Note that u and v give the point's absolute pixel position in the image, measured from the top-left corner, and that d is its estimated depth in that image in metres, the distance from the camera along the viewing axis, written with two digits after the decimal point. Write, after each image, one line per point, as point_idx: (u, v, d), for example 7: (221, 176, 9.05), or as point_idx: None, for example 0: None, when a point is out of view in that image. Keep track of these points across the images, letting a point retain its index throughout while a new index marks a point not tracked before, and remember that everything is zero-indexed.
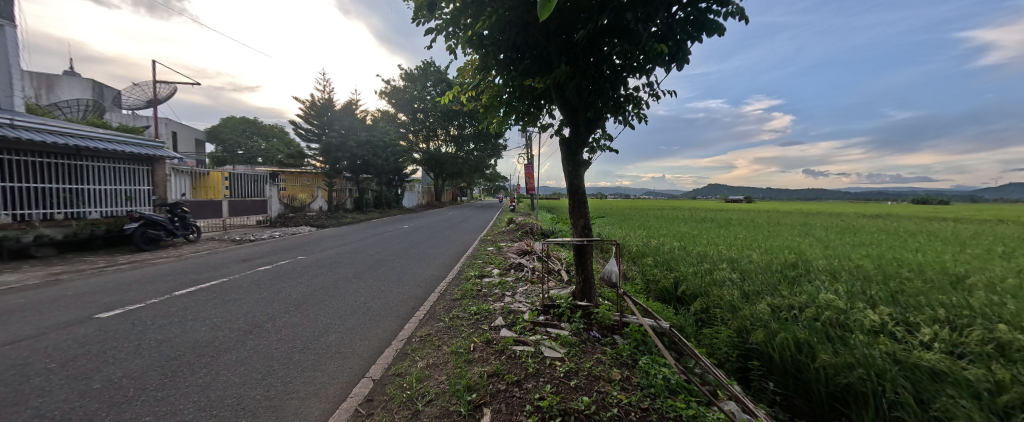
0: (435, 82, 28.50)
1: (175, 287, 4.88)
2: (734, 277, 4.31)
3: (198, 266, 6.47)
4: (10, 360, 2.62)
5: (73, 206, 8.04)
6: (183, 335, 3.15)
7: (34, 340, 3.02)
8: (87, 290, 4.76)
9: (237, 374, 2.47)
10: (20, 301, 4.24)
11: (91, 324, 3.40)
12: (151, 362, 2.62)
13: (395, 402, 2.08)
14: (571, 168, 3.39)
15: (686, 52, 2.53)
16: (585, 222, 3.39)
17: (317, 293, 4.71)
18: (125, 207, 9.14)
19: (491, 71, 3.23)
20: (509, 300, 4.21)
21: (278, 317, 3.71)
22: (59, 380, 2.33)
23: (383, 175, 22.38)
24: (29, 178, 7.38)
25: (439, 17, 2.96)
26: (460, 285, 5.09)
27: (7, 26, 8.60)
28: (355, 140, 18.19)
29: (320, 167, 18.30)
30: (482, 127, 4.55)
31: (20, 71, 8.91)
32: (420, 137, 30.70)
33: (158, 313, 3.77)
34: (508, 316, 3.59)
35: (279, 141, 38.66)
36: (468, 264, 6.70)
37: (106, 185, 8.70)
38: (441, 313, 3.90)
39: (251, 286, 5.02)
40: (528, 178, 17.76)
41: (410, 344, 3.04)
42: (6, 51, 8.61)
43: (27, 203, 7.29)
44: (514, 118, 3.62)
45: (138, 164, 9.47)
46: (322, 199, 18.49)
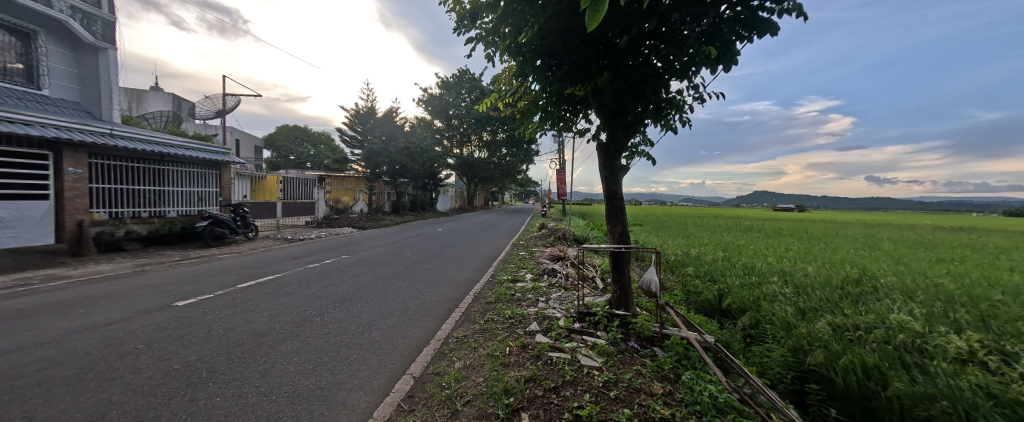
0: (470, 89, 29.26)
1: (237, 281, 5.36)
2: (788, 292, 3.98)
3: (255, 262, 7.04)
4: (108, 339, 3.01)
5: (156, 206, 9.09)
6: (245, 325, 3.46)
7: (125, 323, 3.45)
8: (165, 280, 5.36)
9: (293, 363, 2.66)
10: (114, 288, 4.86)
11: (169, 311, 3.81)
12: (220, 347, 2.90)
13: (435, 400, 2.14)
14: (609, 174, 3.35)
15: (735, 53, 2.43)
16: (622, 229, 3.31)
17: (360, 291, 4.97)
18: (196, 207, 10.20)
19: (528, 77, 3.29)
20: (543, 306, 4.19)
21: (325, 313, 3.95)
22: (146, 359, 2.65)
23: (419, 180, 23.19)
24: (124, 181, 8.44)
25: (479, 26, 3.05)
26: (494, 289, 5.13)
27: (110, 49, 9.77)
28: (394, 146, 19.08)
29: (362, 172, 19.36)
30: (517, 133, 4.61)
31: (119, 87, 10.11)
32: (454, 142, 31.49)
33: (224, 303, 4.16)
34: (543, 322, 3.58)
35: (325, 148, 41.31)
36: (500, 268, 6.74)
37: (181, 187, 9.76)
38: (476, 315, 3.95)
39: (302, 282, 5.39)
40: (560, 183, 17.65)
41: (448, 344, 3.12)
42: (109, 70, 9.77)
43: (120, 203, 8.32)
44: (550, 124, 3.67)
45: (208, 168, 10.53)
46: (362, 202, 19.57)
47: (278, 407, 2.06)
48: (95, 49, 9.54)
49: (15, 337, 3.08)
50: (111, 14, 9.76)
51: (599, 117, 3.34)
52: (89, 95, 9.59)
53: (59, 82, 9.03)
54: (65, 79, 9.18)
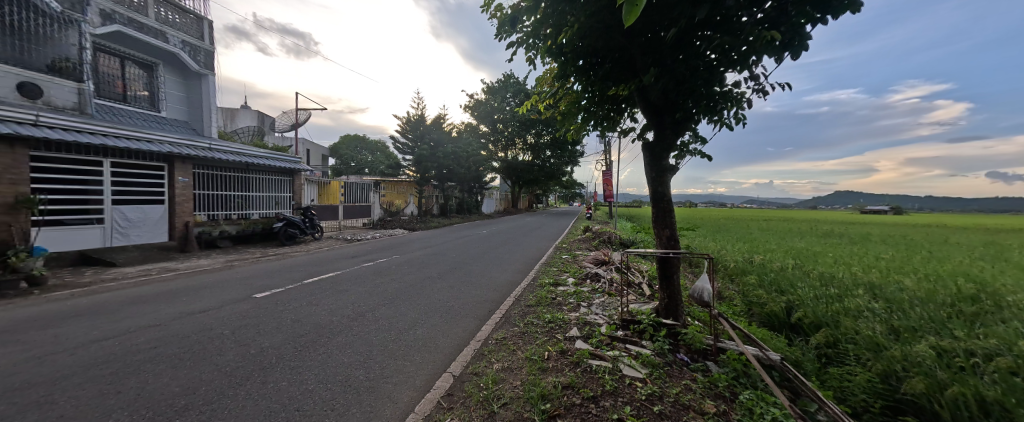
0: (514, 93, 29.62)
1: (304, 276, 5.95)
2: (877, 307, 3.44)
3: (319, 260, 7.76)
4: (202, 324, 3.52)
5: (242, 209, 10.42)
6: (308, 317, 3.82)
7: (216, 311, 4.00)
8: (247, 274, 6.13)
9: (346, 354, 2.89)
10: (208, 280, 5.66)
11: (249, 302, 4.34)
12: (286, 336, 3.23)
13: (473, 401, 2.18)
14: (655, 175, 3.18)
15: (804, 37, 2.17)
16: (670, 233, 3.11)
17: (409, 289, 5.24)
18: (273, 210, 11.51)
19: (569, 77, 3.25)
20: (585, 311, 4.08)
21: (376, 309, 4.23)
22: (229, 343, 3.04)
23: (466, 183, 23.92)
24: (220, 187, 9.80)
25: (521, 30, 3.07)
26: (535, 292, 5.11)
27: (211, 75, 11.35)
28: (442, 151, 19.91)
29: (413, 176, 20.47)
30: (559, 134, 4.57)
31: (217, 107, 11.60)
32: (499, 146, 31.99)
33: (292, 297, 4.63)
34: (584, 328, 3.48)
35: (381, 155, 44.37)
36: (542, 271, 6.68)
37: (262, 192, 11.08)
38: (516, 318, 3.96)
39: (358, 279, 5.83)
40: (606, 184, 17.13)
41: (487, 345, 3.16)
42: (209, 93, 11.29)
43: (216, 206, 9.67)
44: (592, 124, 3.59)
45: (282, 175, 11.84)
46: (413, 205, 20.67)
47: (331, 395, 2.24)
48: (200, 75, 11.16)
49: (136, 319, 3.72)
50: (210, 45, 11.40)
51: (645, 115, 3.19)
52: (193, 115, 11.20)
53: (171, 105, 10.66)
54: (177, 102, 10.86)
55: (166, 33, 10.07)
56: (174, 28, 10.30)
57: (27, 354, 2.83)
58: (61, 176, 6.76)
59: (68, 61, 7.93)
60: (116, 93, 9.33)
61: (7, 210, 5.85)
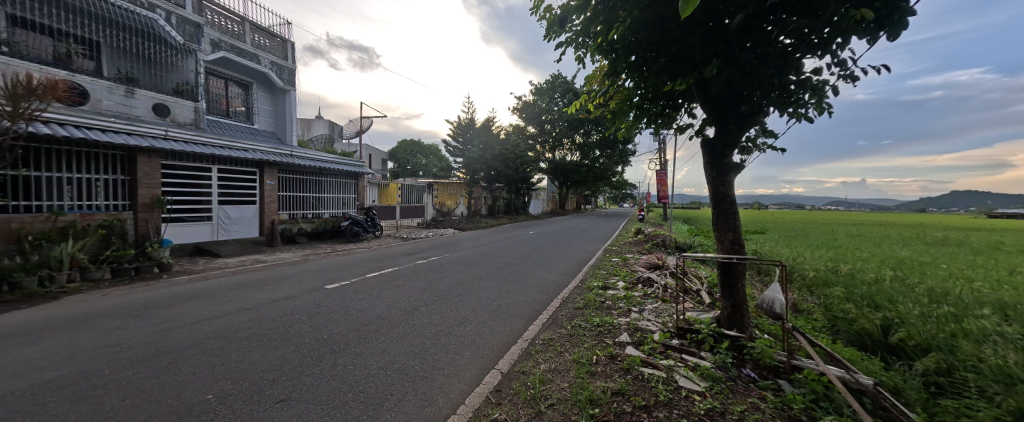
0: (563, 93, 29.33)
1: (366, 271, 6.49)
2: (1012, 333, 2.82)
3: (378, 256, 8.38)
4: (284, 310, 4.01)
5: (315, 209, 11.62)
6: (369, 309, 4.16)
7: (294, 298, 4.54)
8: (319, 267, 6.84)
9: (402, 345, 3.09)
10: (288, 271, 6.43)
11: (321, 293, 4.85)
12: (351, 325, 3.56)
13: (520, 398, 2.22)
14: (716, 174, 2.95)
15: (907, 11, 1.86)
16: (733, 237, 2.87)
17: (458, 287, 5.46)
18: (341, 210, 12.66)
19: (620, 74, 3.15)
20: (636, 317, 3.91)
21: (430, 304, 4.48)
22: (305, 328, 3.43)
23: (513, 185, 24.19)
24: (298, 189, 11.01)
25: (569, 29, 3.05)
26: (583, 295, 5.01)
27: (292, 90, 12.85)
28: (491, 153, 20.39)
29: (463, 178, 21.24)
30: (609, 133, 4.46)
31: (297, 118, 13.09)
32: (547, 147, 31.82)
33: (356, 290, 5.08)
34: (635, 334, 3.35)
35: (434, 158, 46.70)
36: (591, 274, 6.53)
37: (332, 194, 12.25)
38: (563, 320, 3.93)
39: (412, 276, 6.20)
40: (660, 184, 16.21)
41: (534, 345, 3.18)
42: (290, 106, 12.79)
43: (295, 206, 10.90)
44: (645, 121, 3.44)
45: (348, 178, 12.98)
46: (463, 206, 21.41)
47: (390, 381, 2.43)
48: (284, 91, 12.70)
49: (234, 302, 4.35)
50: (293, 64, 12.93)
51: (705, 110, 3.00)
52: (278, 126, 12.74)
53: (262, 118, 12.25)
54: (266, 115, 12.47)
55: (259, 56, 11.62)
56: (265, 51, 11.87)
57: (157, 327, 3.47)
58: (180, 181, 8.11)
59: (188, 84, 9.47)
60: (220, 110, 10.97)
61: (145, 208, 7.30)
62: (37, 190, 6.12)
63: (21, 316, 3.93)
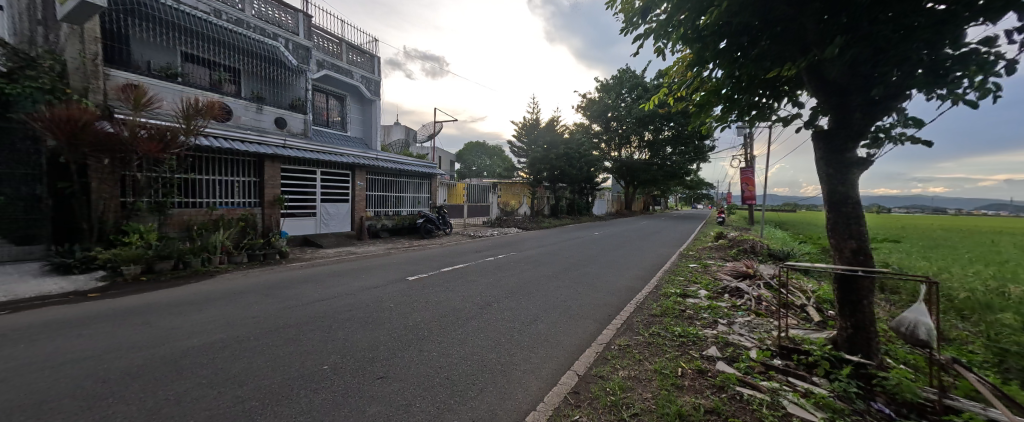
0: (631, 88, 27.95)
1: (440, 266, 6.95)
2: None
3: (450, 252, 8.88)
4: (375, 297, 4.50)
5: (395, 207, 12.74)
6: (447, 301, 4.45)
7: (383, 287, 5.06)
8: (400, 260, 7.51)
9: (479, 339, 3.23)
10: (375, 263, 7.19)
11: (403, 283, 5.33)
12: (432, 315, 3.84)
13: (601, 403, 2.17)
14: (834, 171, 2.52)
15: None
16: (857, 245, 2.42)
17: (527, 285, 5.54)
18: (416, 208, 13.70)
19: (709, 65, 2.88)
20: (725, 330, 3.55)
21: (501, 300, 4.63)
22: (393, 315, 3.79)
23: (577, 185, 23.75)
24: (381, 189, 12.19)
25: (651, 21, 2.89)
26: (660, 301, 4.71)
27: (377, 100, 14.28)
28: (554, 153, 20.29)
29: (526, 178, 21.49)
30: (692, 129, 4.12)
31: (380, 125, 14.51)
32: (613, 145, 30.54)
33: (433, 282, 5.47)
34: (725, 348, 3.04)
35: (497, 159, 48.11)
36: (666, 280, 6.10)
37: (408, 193, 13.32)
38: (639, 326, 3.73)
39: (482, 272, 6.47)
40: (746, 183, 14.45)
41: (610, 350, 3.08)
42: (375, 114, 14.22)
43: (378, 204, 12.08)
44: (738, 114, 3.09)
45: (423, 179, 13.99)
46: (526, 206, 21.65)
47: (471, 371, 2.56)
48: (370, 101, 14.17)
49: (335, 288, 5.01)
50: (379, 76, 14.38)
51: (817, 97, 2.58)
52: (366, 133, 14.27)
53: (353, 126, 13.83)
54: (356, 123, 14.06)
55: (352, 71, 13.15)
56: (356, 66, 13.39)
57: (281, 304, 4.16)
58: (292, 182, 9.56)
59: (299, 100, 11.12)
60: (322, 120, 12.67)
61: (269, 205, 8.79)
62: (199, 190, 7.75)
63: (190, 289, 5.03)
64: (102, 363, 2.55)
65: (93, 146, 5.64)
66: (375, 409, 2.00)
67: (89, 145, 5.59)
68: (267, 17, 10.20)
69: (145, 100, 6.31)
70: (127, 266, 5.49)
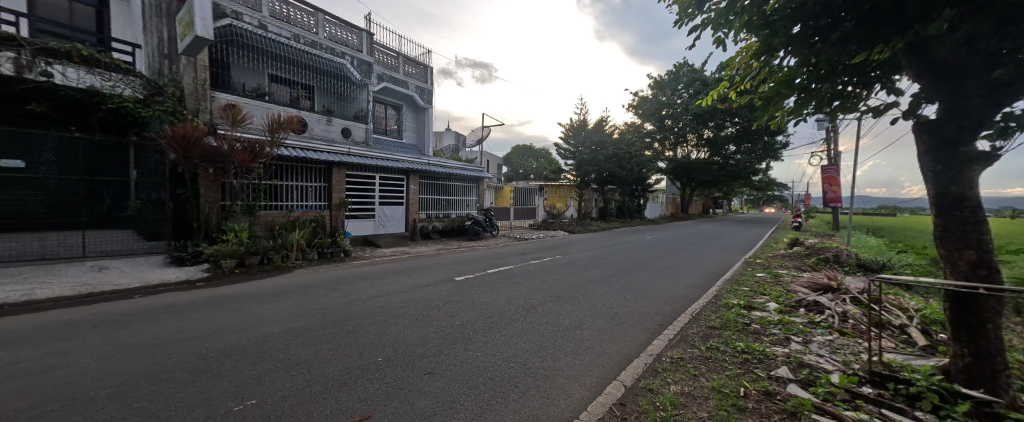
0: (688, 83, 26.24)
1: (486, 267, 7.10)
2: None
3: (496, 254, 9.02)
4: (424, 295, 4.73)
5: (445, 209, 13.29)
6: (492, 302, 4.53)
7: (432, 286, 5.29)
8: (448, 261, 7.82)
9: (523, 341, 3.24)
10: (426, 263, 7.56)
11: (451, 283, 5.53)
12: (477, 316, 3.92)
13: (649, 418, 2.04)
14: (946, 169, 2.10)
15: None
16: (977, 257, 1.99)
17: (572, 290, 5.43)
18: (464, 210, 14.16)
19: (779, 52, 2.59)
20: (799, 349, 3.15)
21: (545, 303, 4.60)
22: (441, 313, 3.94)
23: (627, 186, 22.83)
24: (433, 192, 12.79)
25: (708, 10, 2.68)
26: (720, 313, 4.32)
27: (430, 107, 15.03)
28: (603, 154, 19.70)
29: (573, 180, 21.14)
30: (759, 124, 3.73)
31: (432, 131, 15.24)
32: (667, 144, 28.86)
33: (479, 283, 5.60)
34: (799, 370, 2.70)
35: (545, 162, 48.02)
36: (728, 289, 5.59)
37: (458, 196, 13.82)
38: (695, 339, 3.46)
39: (527, 274, 6.48)
40: (828, 184, 12.76)
41: (661, 362, 2.89)
42: (427, 121, 14.97)
43: (430, 207, 12.69)
44: (815, 105, 2.73)
45: (471, 182, 14.42)
46: (573, 209, 21.26)
47: (513, 373, 2.57)
48: (424, 109, 14.95)
49: (389, 285, 5.36)
50: (432, 85, 15.15)
51: (920, 82, 2.17)
52: (419, 140, 15.10)
53: (408, 133, 14.72)
54: (411, 131, 14.92)
55: (407, 82, 14.01)
56: (411, 77, 14.24)
57: (343, 299, 4.55)
58: (355, 187, 10.42)
59: (362, 111, 12.11)
60: (381, 129, 13.66)
61: (335, 207, 9.69)
62: (279, 194, 8.79)
63: (270, 281, 5.70)
64: (202, 342, 3.00)
65: (202, 158, 6.67)
66: (422, 403, 2.09)
67: (199, 157, 6.62)
68: (336, 38, 11.27)
69: (241, 117, 7.33)
70: (225, 260, 6.41)
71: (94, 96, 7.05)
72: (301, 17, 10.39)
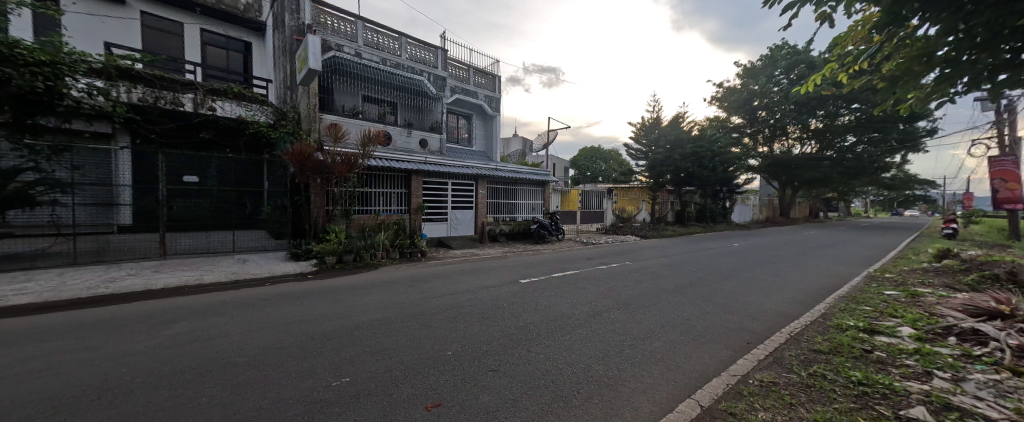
0: (787, 67, 22.84)
1: (550, 271, 7.10)
2: None
3: (561, 258, 8.95)
4: (490, 296, 4.92)
5: (511, 213, 13.64)
6: (555, 306, 4.52)
7: (498, 287, 5.49)
8: (515, 263, 8.01)
9: (586, 347, 3.16)
10: (493, 264, 7.86)
11: (516, 286, 5.67)
12: (540, 318, 3.96)
13: None
14: None
15: None
16: None
17: (642, 298, 5.13)
18: (530, 214, 14.34)
19: (908, 19, 2.18)
20: (945, 387, 2.51)
21: (611, 310, 4.43)
22: (505, 314, 4.07)
23: (708, 187, 20.75)
24: (500, 196, 13.22)
25: None
26: (829, 335, 3.66)
27: (497, 115, 15.58)
28: (680, 153, 18.16)
29: (646, 182, 19.89)
30: (884, 109, 3.13)
31: (499, 138, 15.76)
32: (759, 139, 25.38)
33: (543, 287, 5.63)
34: (942, 414, 2.15)
35: (614, 163, 46.13)
36: (840, 308, 4.70)
37: (523, 200, 14.07)
38: (793, 362, 2.99)
39: (593, 280, 6.31)
40: (1000, 179, 9.95)
41: (747, 385, 2.57)
42: (495, 128, 15.53)
43: (497, 211, 13.13)
44: (968, 80, 2.21)
45: (537, 186, 14.57)
46: (645, 212, 19.99)
47: (575, 379, 2.54)
48: (492, 117, 15.57)
49: (460, 284, 5.70)
50: (500, 93, 15.71)
51: None
52: (488, 146, 15.75)
53: (478, 141, 15.47)
54: (480, 138, 15.63)
55: (477, 92, 14.76)
56: (480, 87, 14.97)
57: (419, 295, 5.00)
58: (431, 193, 11.29)
59: (437, 123, 13.11)
60: (453, 138, 14.60)
61: (414, 211, 10.64)
62: (369, 200, 9.98)
63: (361, 277, 6.51)
64: (310, 325, 3.57)
65: (313, 170, 7.92)
66: (486, 398, 2.19)
67: (311, 169, 7.90)
68: (416, 58, 12.43)
69: (341, 134, 8.55)
70: (328, 257, 7.52)
71: (240, 124, 8.90)
72: (387, 42, 11.72)
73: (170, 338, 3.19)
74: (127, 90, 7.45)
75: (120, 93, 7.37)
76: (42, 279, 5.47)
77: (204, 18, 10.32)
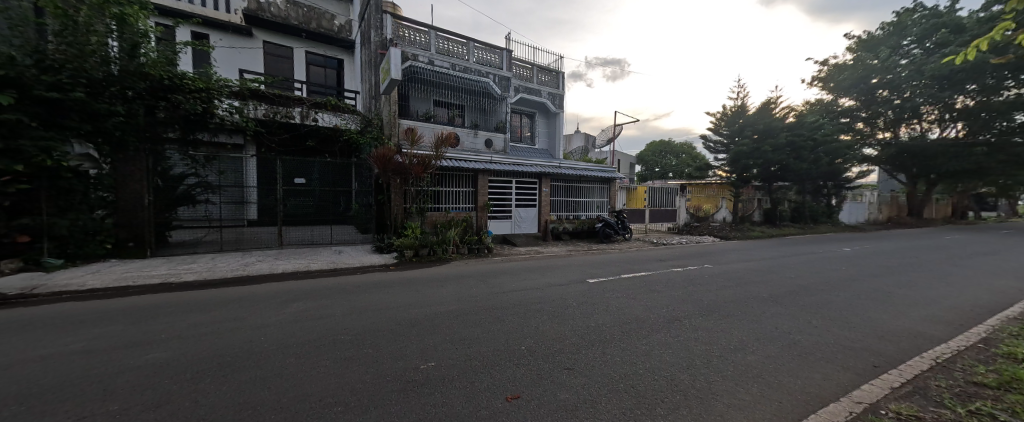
0: (919, 34, 18.68)
1: (620, 271, 6.81)
2: None
3: (631, 259, 8.54)
4: (559, 294, 4.90)
5: (576, 211, 13.40)
6: (628, 308, 4.33)
7: (566, 286, 5.44)
8: (582, 262, 7.86)
9: (668, 354, 2.97)
10: (559, 262, 7.83)
11: (585, 285, 5.56)
12: (613, 320, 3.84)
13: None
14: None
15: None
16: None
17: (728, 305, 4.66)
18: (595, 212, 13.93)
19: None
20: None
21: (693, 317, 4.09)
22: (577, 314, 4.01)
23: (806, 182, 18.02)
24: (564, 195, 13.07)
25: None
26: (994, 366, 2.90)
27: (560, 112, 15.41)
28: (771, 144, 16.01)
29: (723, 178, 17.85)
30: None
31: (563, 135, 15.57)
32: (877, 123, 21.19)
33: (613, 288, 5.43)
34: None
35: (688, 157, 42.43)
36: (1008, 332, 3.70)
37: (588, 198, 13.71)
38: (942, 395, 2.44)
39: (669, 283, 5.91)
40: None
41: (879, 416, 2.16)
42: (558, 126, 15.37)
43: (561, 209, 13.00)
44: None
45: (602, 184, 14.08)
46: (726, 210, 18.05)
47: (658, 386, 2.40)
48: (555, 114, 15.45)
49: (527, 281, 5.78)
50: (564, 90, 15.51)
51: None
52: (551, 144, 15.65)
53: (541, 139, 15.48)
54: (543, 136, 15.61)
55: (541, 91, 14.77)
56: (543, 85, 14.95)
57: (489, 290, 5.18)
58: (496, 191, 11.62)
59: (501, 122, 13.43)
60: (517, 137, 14.82)
61: (481, 209, 11.08)
62: (440, 198, 10.63)
63: (435, 270, 6.97)
64: (397, 312, 3.94)
65: (394, 171, 8.68)
66: (565, 396, 2.18)
67: (392, 170, 8.67)
68: (482, 61, 12.87)
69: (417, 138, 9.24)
70: (406, 250, 8.20)
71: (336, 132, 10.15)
72: (456, 48, 12.33)
73: (291, 315, 3.79)
74: (255, 108, 8.99)
75: (251, 110, 8.95)
76: (200, 262, 6.92)
77: (309, 42, 11.93)
